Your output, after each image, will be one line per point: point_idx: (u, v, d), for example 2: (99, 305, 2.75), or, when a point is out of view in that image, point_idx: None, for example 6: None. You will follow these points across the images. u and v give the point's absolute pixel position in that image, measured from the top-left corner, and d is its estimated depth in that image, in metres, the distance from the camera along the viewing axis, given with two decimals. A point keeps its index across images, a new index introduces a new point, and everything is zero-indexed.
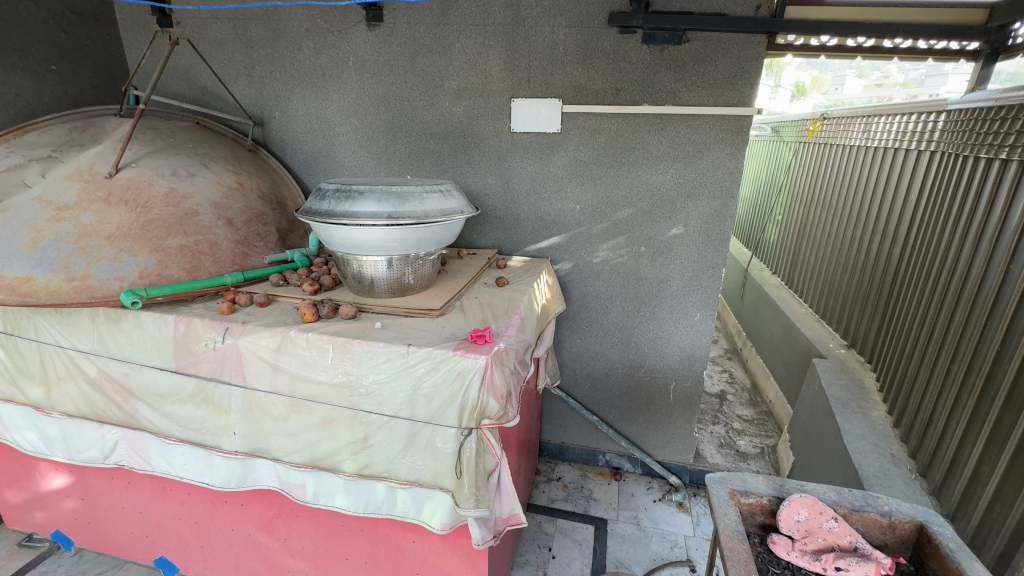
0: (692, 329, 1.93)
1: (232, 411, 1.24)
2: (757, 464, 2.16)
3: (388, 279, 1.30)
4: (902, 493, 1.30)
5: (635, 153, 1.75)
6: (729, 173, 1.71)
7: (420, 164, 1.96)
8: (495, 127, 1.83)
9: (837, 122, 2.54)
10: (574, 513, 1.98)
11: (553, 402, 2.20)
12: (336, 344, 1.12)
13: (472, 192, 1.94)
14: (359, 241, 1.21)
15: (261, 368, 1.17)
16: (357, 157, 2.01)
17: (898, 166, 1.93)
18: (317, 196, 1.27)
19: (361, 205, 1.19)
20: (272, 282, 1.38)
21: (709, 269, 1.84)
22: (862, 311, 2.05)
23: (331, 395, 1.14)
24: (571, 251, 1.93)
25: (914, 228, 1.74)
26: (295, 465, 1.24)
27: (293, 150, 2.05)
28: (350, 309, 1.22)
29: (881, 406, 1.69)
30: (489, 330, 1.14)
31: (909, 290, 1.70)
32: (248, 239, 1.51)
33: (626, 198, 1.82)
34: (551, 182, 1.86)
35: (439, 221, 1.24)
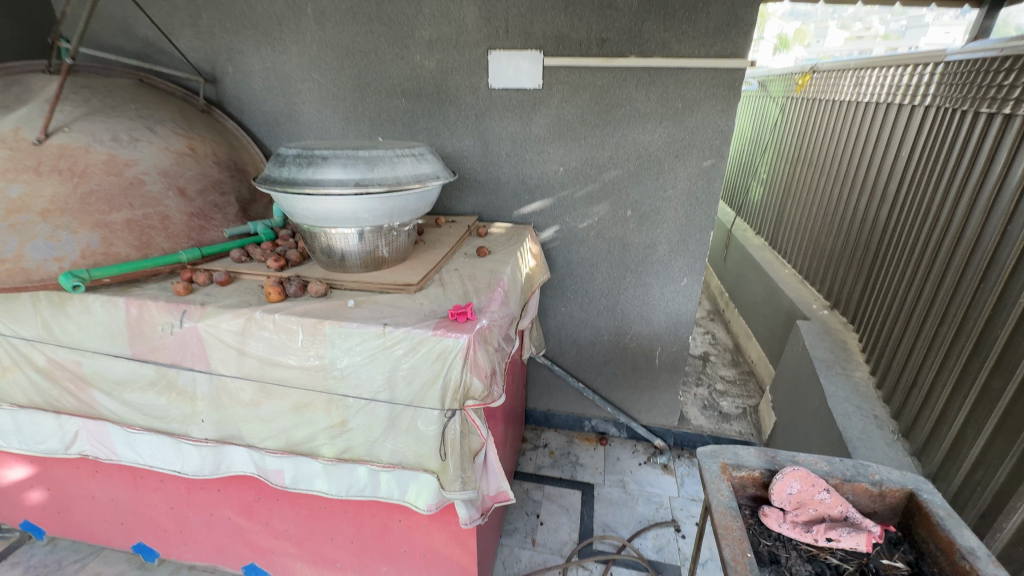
0: (678, 294, 1.90)
1: (198, 398, 1.16)
2: (739, 424, 2.19)
3: (360, 253, 1.20)
4: (884, 455, 1.32)
5: (621, 111, 1.65)
6: (720, 132, 1.62)
7: (391, 125, 1.82)
8: (472, 83, 1.70)
9: (827, 75, 2.44)
10: (561, 479, 1.99)
11: (538, 371, 2.17)
12: (305, 326, 1.04)
13: (449, 154, 1.82)
14: (325, 212, 1.11)
15: (225, 353, 1.09)
16: (323, 118, 1.86)
17: (890, 120, 1.86)
18: (275, 162, 1.15)
19: (325, 172, 1.08)
20: (234, 258, 1.27)
21: (696, 233, 1.78)
22: (846, 271, 2.04)
23: (303, 379, 1.07)
24: (554, 216, 1.85)
25: (905, 188, 1.70)
26: (271, 451, 1.18)
27: (252, 110, 1.88)
28: (319, 287, 1.13)
29: (863, 367, 1.70)
30: (470, 307, 1.06)
31: (897, 251, 1.67)
32: (204, 210, 1.39)
33: (612, 159, 1.72)
34: (533, 143, 1.75)
35: (412, 188, 1.14)
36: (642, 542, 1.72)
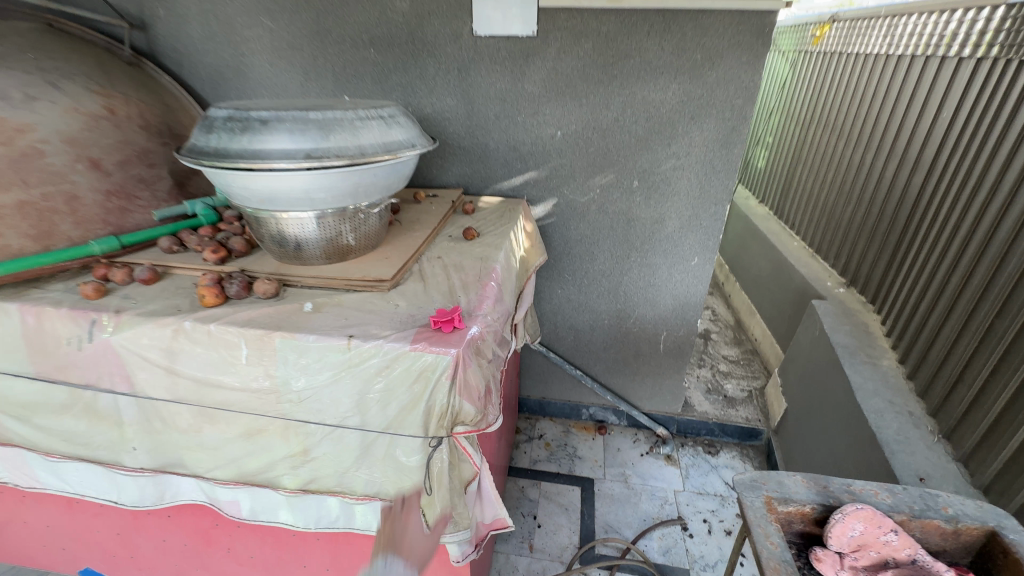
0: (687, 275, 1.71)
1: (125, 423, 0.94)
2: (746, 409, 2.06)
3: (320, 241, 0.98)
4: (926, 460, 1.18)
5: (630, 63, 1.40)
6: (743, 88, 1.39)
7: (359, 81, 1.55)
8: (453, 29, 1.42)
9: (850, 24, 2.18)
10: (558, 474, 1.85)
11: (532, 357, 2.00)
12: (249, 339, 0.82)
13: (428, 116, 1.56)
14: (270, 192, 0.87)
15: (151, 372, 0.87)
16: (277, 72, 1.57)
17: (930, 75, 1.63)
18: (202, 127, 0.89)
19: (266, 140, 0.83)
20: (164, 249, 1.03)
21: (711, 206, 1.58)
22: (866, 246, 1.87)
23: (252, 403, 0.86)
24: (550, 188, 1.62)
25: (948, 155, 1.49)
26: (221, 482, 0.99)
27: (191, 63, 1.59)
28: (268, 287, 0.90)
29: (890, 354, 1.55)
30: (459, 313, 0.85)
31: (934, 227, 1.49)
32: (126, 187, 1.13)
33: (617, 122, 1.49)
34: (527, 102, 1.49)
35: (381, 160, 0.90)
36: (647, 543, 1.60)
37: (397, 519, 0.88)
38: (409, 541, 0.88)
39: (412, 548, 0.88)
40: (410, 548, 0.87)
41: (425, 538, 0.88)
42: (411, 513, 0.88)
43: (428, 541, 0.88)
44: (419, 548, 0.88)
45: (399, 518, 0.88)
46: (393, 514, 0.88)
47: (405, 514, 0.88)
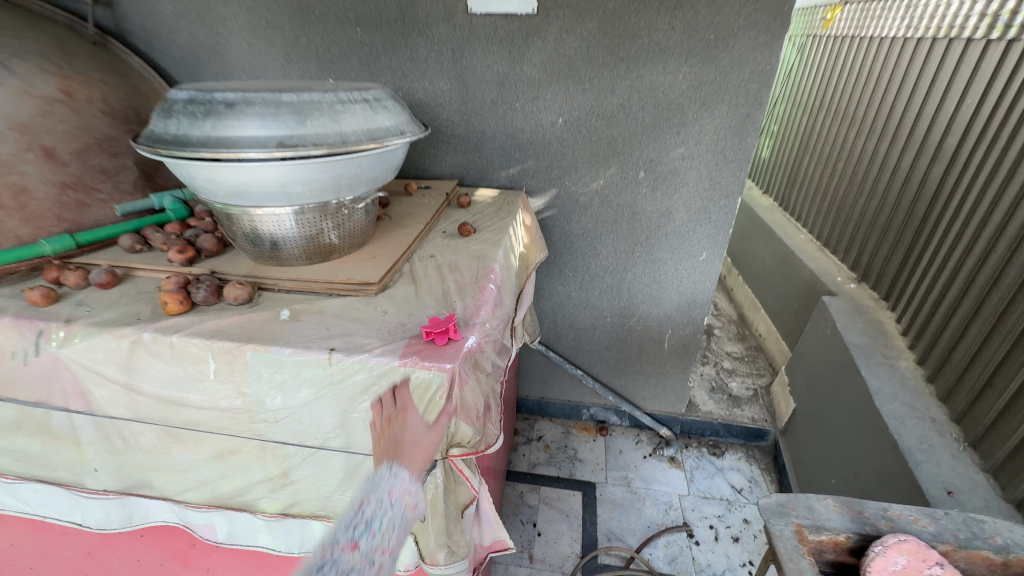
0: (694, 271, 1.62)
1: (83, 443, 0.85)
2: (752, 409, 1.99)
3: (299, 239, 0.88)
4: (952, 471, 1.11)
5: (637, 44, 1.30)
6: (758, 72, 1.29)
7: (344, 62, 1.43)
8: (446, 5, 1.31)
9: (863, 5, 2.07)
10: (558, 478, 1.77)
11: (530, 356, 1.91)
12: (217, 352, 0.73)
13: (420, 101, 1.45)
14: (238, 185, 0.77)
15: (108, 389, 0.78)
16: (256, 53, 1.45)
17: (952, 59, 1.54)
18: (161, 111, 0.79)
19: (232, 126, 0.73)
20: (125, 248, 0.93)
21: (721, 199, 1.48)
22: (880, 241, 1.78)
23: (223, 423, 0.77)
24: (550, 179, 1.52)
25: (973, 145, 1.40)
26: (193, 505, 0.89)
27: (163, 42, 1.47)
28: (240, 292, 0.81)
29: (907, 354, 1.47)
30: (454, 323, 0.76)
31: (957, 222, 1.40)
32: (85, 178, 1.02)
33: (623, 108, 1.39)
34: (526, 86, 1.39)
35: (366, 149, 0.80)
36: (652, 552, 1.53)
37: (391, 420, 0.70)
38: (412, 442, 0.69)
39: (415, 449, 0.69)
40: (412, 448, 0.69)
41: (430, 432, 0.70)
42: (408, 409, 0.71)
43: (435, 436, 0.70)
44: (424, 447, 0.70)
45: (394, 420, 0.70)
46: (385, 419, 0.70)
47: (400, 413, 0.71)
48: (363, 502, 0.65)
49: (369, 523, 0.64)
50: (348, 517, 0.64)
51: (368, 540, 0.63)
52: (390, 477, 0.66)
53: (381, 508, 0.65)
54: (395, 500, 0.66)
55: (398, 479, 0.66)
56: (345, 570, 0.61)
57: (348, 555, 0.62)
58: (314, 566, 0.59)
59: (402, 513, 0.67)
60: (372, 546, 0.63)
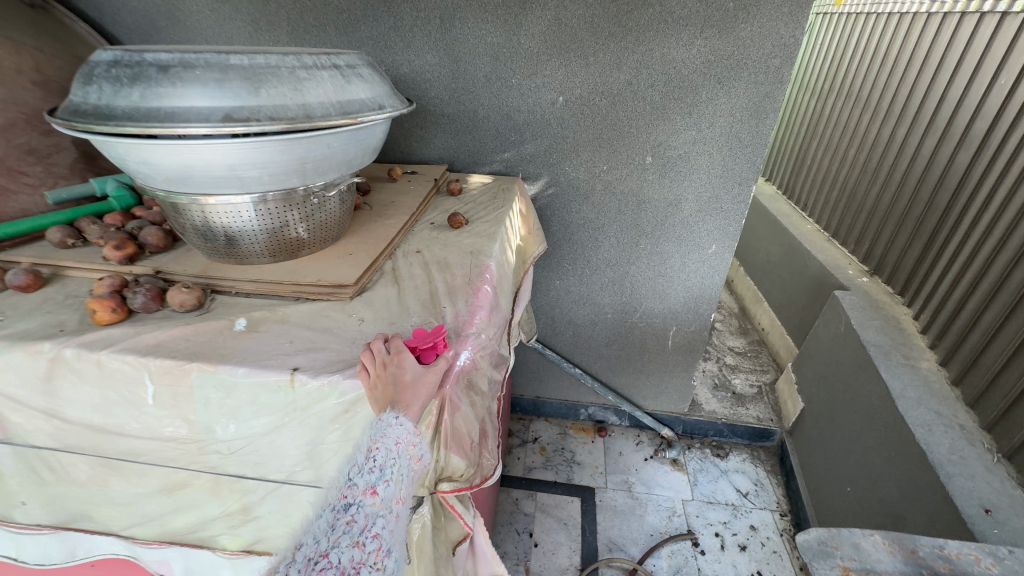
0: (702, 265, 1.51)
1: (6, 474, 0.72)
2: (757, 407, 1.90)
3: (260, 234, 0.74)
4: (987, 486, 1.02)
5: (648, 13, 1.17)
6: (781, 46, 1.16)
7: (320, 31, 1.28)
8: None
9: None
10: (555, 484, 1.68)
11: (526, 354, 1.80)
12: (155, 373, 0.60)
13: (406, 77, 1.31)
14: (179, 167, 0.63)
15: (29, 415, 0.65)
16: (219, 20, 1.29)
17: (984, 36, 1.42)
18: (81, 76, 0.64)
19: (166, 96, 0.59)
20: (54, 243, 0.79)
21: (734, 187, 1.37)
22: (896, 232, 1.68)
23: (168, 455, 0.65)
24: (548, 164, 1.39)
25: (1008, 129, 1.29)
26: (141, 542, 0.77)
27: (114, 7, 1.30)
28: (188, 297, 0.68)
29: (928, 355, 1.38)
30: (444, 332, 0.64)
31: (989, 213, 1.30)
32: (9, 160, 0.87)
33: (630, 86, 1.25)
34: (523, 61, 1.25)
35: (336, 126, 0.67)
36: (655, 563, 1.44)
37: (385, 364, 0.58)
38: (414, 383, 0.57)
39: (416, 391, 0.56)
40: (410, 391, 0.56)
41: (431, 372, 0.59)
42: (402, 350, 0.59)
43: (437, 376, 0.59)
44: (425, 389, 0.57)
45: (387, 363, 0.58)
46: (375, 365, 0.57)
47: (393, 355, 0.58)
48: (371, 446, 0.54)
49: (383, 470, 0.53)
50: (360, 460, 0.54)
51: (386, 487, 0.53)
52: (396, 426, 0.54)
53: (391, 457, 0.53)
54: (403, 452, 0.54)
55: (404, 428, 0.54)
56: (368, 516, 0.51)
57: (368, 500, 0.52)
58: (337, 507, 0.52)
59: (412, 463, 0.55)
60: (392, 493, 0.53)
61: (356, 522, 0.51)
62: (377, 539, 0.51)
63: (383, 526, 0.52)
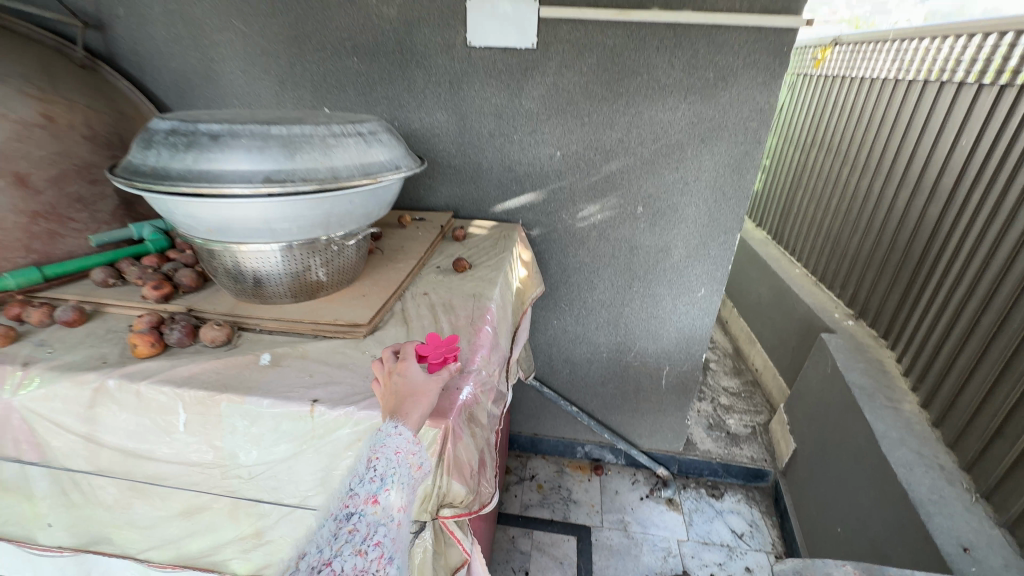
0: (693, 308, 1.59)
1: (37, 497, 0.78)
2: (751, 447, 1.93)
3: (284, 277, 0.83)
4: (967, 525, 1.06)
5: (636, 81, 1.29)
6: (757, 111, 1.29)
7: (340, 91, 1.41)
8: (444, 38, 1.30)
9: (853, 47, 2.12)
10: (551, 522, 1.69)
11: (524, 392, 1.85)
12: (188, 403, 0.66)
13: (416, 132, 1.43)
14: (219, 222, 0.72)
15: (67, 440, 0.71)
16: (250, 80, 1.43)
17: (945, 102, 1.55)
18: (142, 141, 0.74)
19: (215, 159, 0.69)
20: (96, 282, 0.87)
21: (721, 235, 1.46)
22: (877, 278, 1.77)
23: (190, 478, 0.71)
24: (547, 212, 1.50)
25: (971, 186, 1.40)
26: (156, 565, 0.81)
27: (155, 68, 1.44)
28: (218, 334, 0.75)
29: (910, 397, 1.44)
30: (452, 348, 0.69)
31: (958, 263, 1.38)
32: (59, 207, 0.97)
33: (622, 143, 1.38)
34: (524, 119, 1.37)
35: (359, 185, 0.76)
36: None
37: (391, 373, 0.64)
38: (413, 392, 0.61)
39: (414, 398, 0.61)
40: (407, 398, 0.61)
41: (430, 381, 0.63)
42: (406, 359, 0.64)
43: (437, 386, 0.63)
44: (424, 396, 0.61)
45: (393, 373, 0.64)
46: (382, 375, 0.64)
47: (398, 365, 0.64)
48: (372, 456, 0.57)
49: (383, 478, 0.56)
50: (361, 471, 0.57)
51: (386, 496, 0.56)
52: (395, 435, 0.58)
53: (391, 465, 0.57)
54: (402, 461, 0.58)
55: (402, 436, 0.58)
56: (370, 524, 0.54)
57: (370, 509, 0.55)
58: (338, 517, 0.54)
59: (411, 471, 0.59)
60: (392, 501, 0.56)
61: (358, 530, 0.53)
62: (380, 546, 0.53)
63: (384, 534, 0.54)
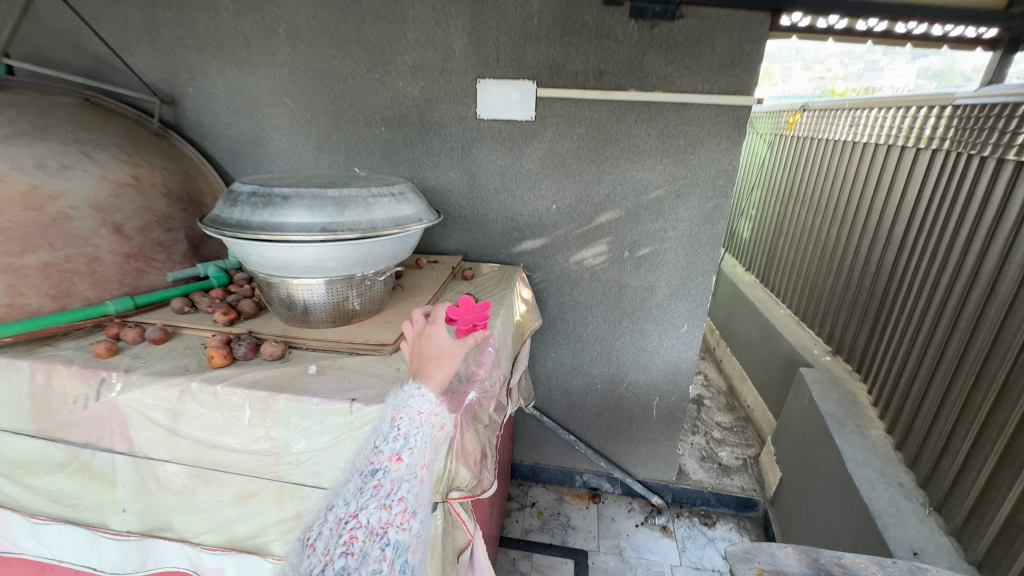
0: (678, 341, 1.76)
1: (118, 484, 0.95)
2: (741, 478, 2.04)
3: (327, 305, 1.02)
4: (919, 534, 1.18)
5: (619, 147, 1.54)
6: (723, 171, 1.52)
7: (369, 154, 1.67)
8: (458, 112, 1.56)
9: (818, 113, 2.39)
10: (551, 546, 1.79)
11: (525, 421, 2.00)
12: (254, 401, 0.85)
13: (432, 188, 1.67)
14: (283, 261, 0.93)
15: (153, 433, 0.89)
16: (293, 145, 1.70)
17: (892, 163, 1.78)
18: (227, 200, 0.97)
19: (284, 213, 0.91)
20: (175, 309, 1.08)
21: (698, 276, 1.66)
22: (849, 317, 1.93)
23: (249, 465, 0.88)
24: (546, 256, 1.71)
25: (916, 234, 1.59)
26: (208, 548, 0.97)
27: (214, 135, 1.72)
28: (275, 348, 0.95)
29: (878, 424, 1.57)
30: (480, 317, 0.83)
31: (909, 301, 1.56)
32: (145, 250, 1.19)
33: (608, 198, 1.60)
34: (524, 178, 1.61)
35: (390, 233, 0.97)
36: None
37: (421, 334, 0.81)
38: (437, 354, 0.79)
39: (439, 359, 0.79)
40: (434, 358, 0.79)
41: (453, 346, 0.80)
42: (435, 323, 0.81)
43: (458, 350, 0.80)
44: (449, 358, 0.79)
45: (423, 334, 0.81)
46: (417, 331, 0.84)
47: (428, 328, 0.81)
48: (396, 417, 0.73)
49: (407, 439, 0.71)
50: (386, 431, 0.72)
51: (410, 455, 0.70)
52: (418, 397, 0.75)
53: (414, 427, 0.72)
54: (424, 420, 0.73)
55: (425, 398, 0.75)
56: (395, 481, 0.68)
57: (394, 467, 0.69)
58: (367, 474, 0.69)
59: (433, 432, 0.74)
60: (416, 461, 0.71)
61: (383, 485, 0.68)
62: (403, 501, 0.68)
63: (406, 490, 0.69)
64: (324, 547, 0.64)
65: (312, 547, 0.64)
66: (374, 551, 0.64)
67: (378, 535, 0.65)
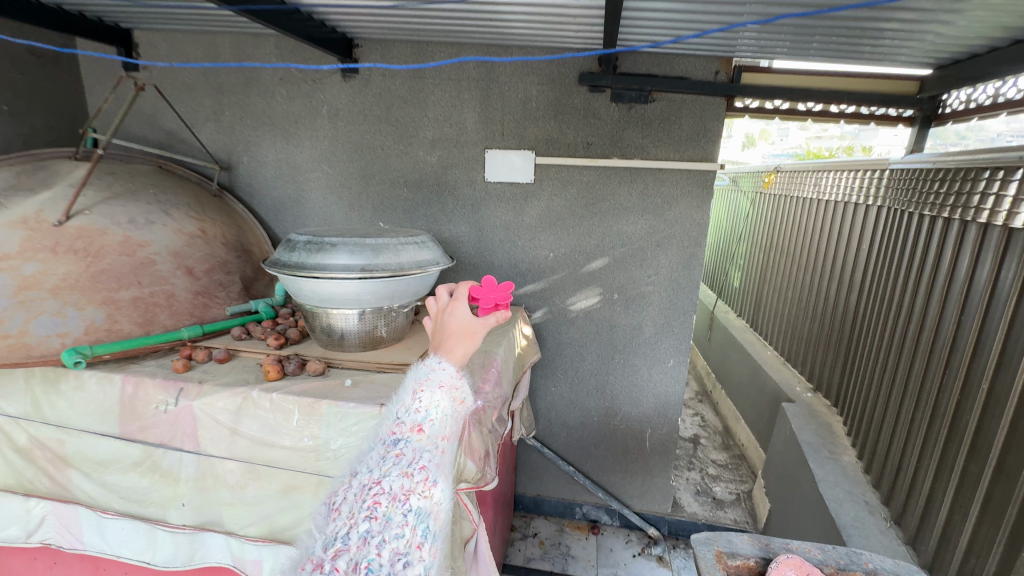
0: (666, 375, 1.94)
1: (181, 480, 1.13)
2: (734, 511, 2.13)
3: (359, 332, 1.24)
4: (879, 544, 1.30)
5: (606, 204, 1.80)
6: (696, 225, 1.77)
7: (392, 211, 1.95)
8: (469, 176, 1.85)
9: (789, 175, 2.68)
10: (552, 572, 1.89)
11: (528, 453, 2.15)
12: (302, 406, 1.05)
13: (446, 240, 1.93)
14: (328, 295, 1.17)
15: (217, 433, 1.09)
16: (328, 203, 1.98)
17: (849, 217, 2.03)
18: (286, 246, 1.22)
19: (332, 255, 1.15)
20: (234, 336, 1.31)
21: (680, 316, 1.87)
22: (824, 355, 2.11)
23: (294, 461, 1.07)
24: (546, 298, 1.93)
25: (869, 278, 1.81)
26: (251, 539, 1.13)
27: (261, 195, 2.01)
28: (318, 365, 1.16)
29: (850, 450, 1.71)
30: (501, 297, 1.04)
31: (868, 337, 1.75)
32: (209, 288, 1.43)
33: (598, 247, 1.85)
34: (525, 231, 1.87)
35: (414, 273, 1.20)
36: None
37: (446, 310, 1.01)
38: (458, 330, 1.00)
39: (462, 335, 1.00)
40: (460, 332, 1.00)
41: (473, 322, 1.00)
42: (458, 302, 1.01)
43: (478, 327, 1.01)
44: (470, 334, 1.01)
45: (448, 311, 1.01)
46: (440, 307, 1.03)
47: (451, 306, 1.01)
48: (418, 390, 0.91)
49: (427, 412, 0.89)
50: (409, 404, 0.90)
51: (432, 426, 0.88)
52: (440, 370, 0.95)
53: (433, 401, 0.90)
54: (445, 394, 0.92)
55: (445, 372, 0.95)
56: (418, 451, 0.84)
57: (416, 437, 0.86)
58: (391, 443, 0.84)
59: (452, 406, 0.92)
60: (437, 433, 0.88)
61: (406, 455, 0.82)
62: (423, 471, 0.82)
63: (428, 458, 0.84)
64: (348, 511, 0.76)
65: (337, 512, 0.77)
66: (397, 516, 0.76)
67: (401, 502, 0.77)
